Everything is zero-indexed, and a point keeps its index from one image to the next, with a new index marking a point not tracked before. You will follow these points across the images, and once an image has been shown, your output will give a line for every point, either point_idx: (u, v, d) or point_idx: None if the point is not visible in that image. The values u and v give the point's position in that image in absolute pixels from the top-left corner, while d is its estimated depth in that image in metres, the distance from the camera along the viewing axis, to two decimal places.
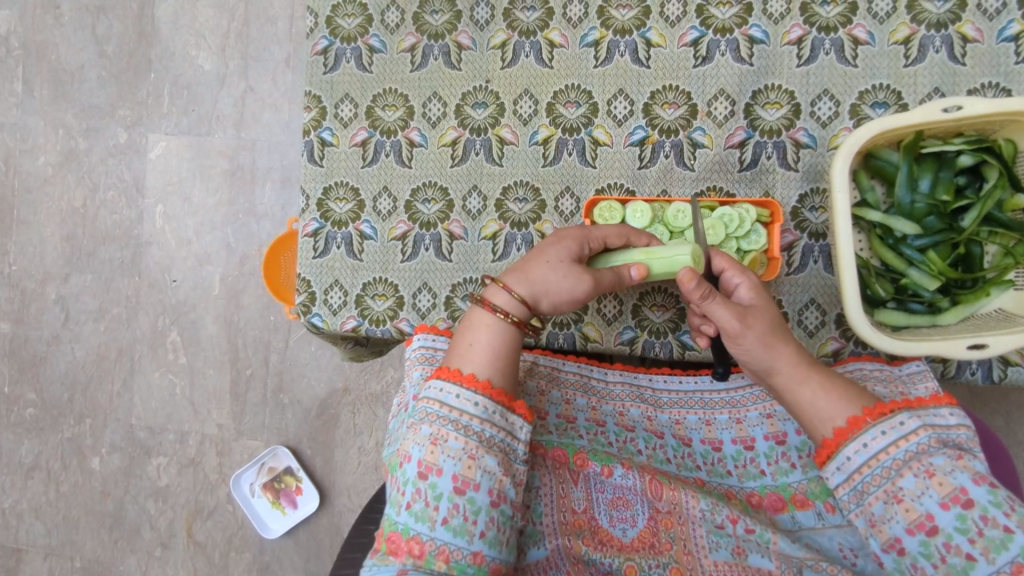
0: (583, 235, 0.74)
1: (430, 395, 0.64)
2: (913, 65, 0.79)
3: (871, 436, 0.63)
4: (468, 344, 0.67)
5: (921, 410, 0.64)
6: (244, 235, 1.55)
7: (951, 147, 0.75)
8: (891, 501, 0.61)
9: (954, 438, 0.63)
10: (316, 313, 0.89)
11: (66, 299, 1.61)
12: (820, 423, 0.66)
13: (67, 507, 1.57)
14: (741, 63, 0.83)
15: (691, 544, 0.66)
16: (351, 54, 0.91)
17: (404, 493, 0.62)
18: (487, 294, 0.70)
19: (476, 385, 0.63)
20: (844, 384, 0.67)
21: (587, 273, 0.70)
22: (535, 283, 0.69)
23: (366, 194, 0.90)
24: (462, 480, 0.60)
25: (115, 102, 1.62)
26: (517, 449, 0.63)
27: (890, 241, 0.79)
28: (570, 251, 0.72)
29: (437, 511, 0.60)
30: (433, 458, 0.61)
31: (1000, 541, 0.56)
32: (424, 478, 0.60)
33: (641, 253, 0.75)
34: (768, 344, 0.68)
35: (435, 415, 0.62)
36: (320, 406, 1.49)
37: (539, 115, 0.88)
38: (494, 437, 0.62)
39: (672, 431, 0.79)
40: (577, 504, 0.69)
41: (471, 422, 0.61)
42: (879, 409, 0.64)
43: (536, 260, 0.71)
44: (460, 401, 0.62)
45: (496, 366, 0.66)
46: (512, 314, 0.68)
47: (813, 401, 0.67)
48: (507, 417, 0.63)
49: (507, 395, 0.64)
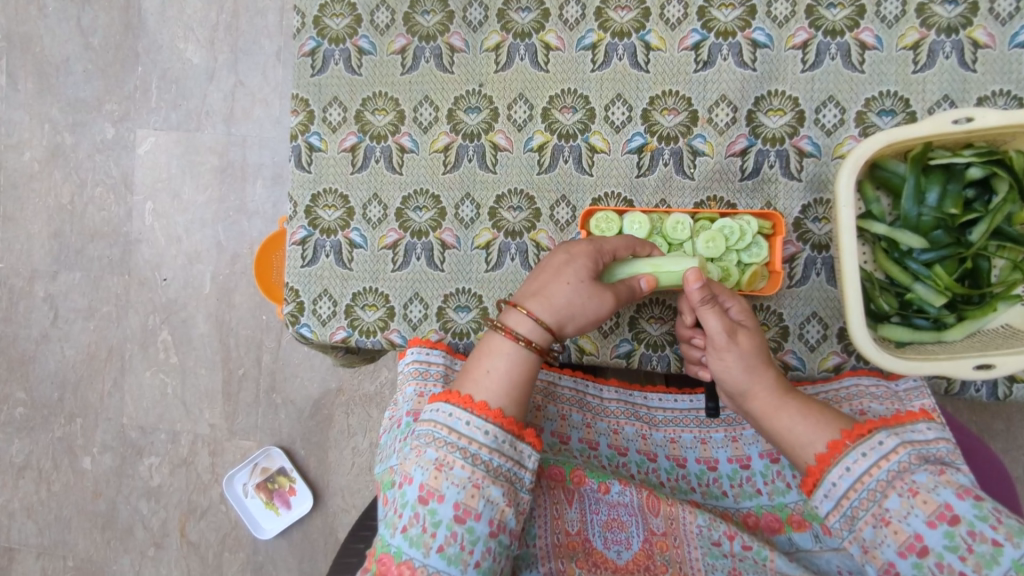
0: (596, 249, 0.70)
1: (437, 417, 0.61)
2: (921, 72, 0.77)
3: (852, 458, 0.59)
4: (484, 371, 0.64)
5: (898, 427, 0.61)
6: (236, 233, 1.52)
7: (960, 159, 0.73)
8: (880, 525, 0.57)
9: (933, 452, 0.59)
10: (304, 323, 0.87)
11: (55, 298, 1.59)
12: (801, 450, 0.64)
13: (59, 507, 1.55)
14: (743, 68, 0.80)
15: (686, 566, 0.64)
16: (340, 55, 0.88)
17: (400, 516, 0.59)
18: (507, 320, 0.66)
19: (487, 413, 0.61)
20: (823, 409, 0.65)
21: (609, 292, 0.69)
22: (560, 308, 0.67)
23: (355, 201, 0.88)
24: (464, 509, 0.57)
25: (101, 95, 1.58)
26: (523, 478, 0.61)
27: (896, 254, 0.77)
28: (588, 269, 0.69)
29: (434, 538, 0.57)
30: (437, 484, 0.58)
31: (991, 556, 0.52)
32: (425, 503, 0.58)
33: (647, 265, 0.74)
34: (749, 364, 0.67)
35: (442, 440, 0.60)
36: (314, 406, 1.47)
37: (533, 121, 0.85)
38: (501, 467, 0.60)
39: (666, 451, 0.77)
40: (571, 526, 0.67)
41: (480, 452, 0.59)
42: (857, 431, 0.61)
43: (556, 281, 0.67)
44: (470, 428, 0.60)
45: (513, 395, 0.64)
46: (535, 341, 0.65)
47: (792, 426, 0.64)
48: (516, 446, 0.61)
49: (517, 424, 0.62)
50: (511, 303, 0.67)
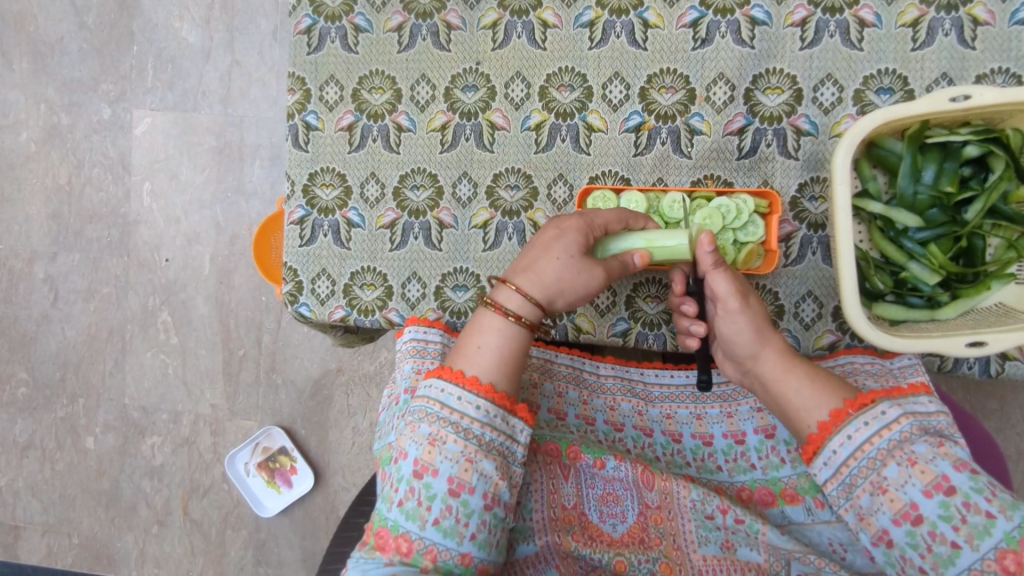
0: (586, 223, 0.71)
1: (430, 393, 0.62)
2: (920, 49, 0.76)
3: (854, 427, 0.61)
4: (476, 347, 0.65)
5: (901, 398, 0.62)
6: (234, 214, 1.52)
7: (957, 137, 0.73)
8: (877, 493, 0.58)
9: (934, 424, 0.60)
10: (303, 302, 0.87)
11: (55, 279, 1.59)
12: (806, 415, 0.64)
13: (63, 485, 1.57)
14: (742, 46, 0.80)
15: (680, 539, 0.66)
16: (336, 33, 0.88)
17: (396, 490, 0.60)
18: (497, 296, 0.67)
19: (479, 388, 0.62)
20: (829, 377, 0.66)
21: (598, 266, 0.70)
22: (549, 284, 0.68)
23: (353, 179, 0.88)
24: (458, 483, 0.58)
25: (97, 75, 1.57)
26: (515, 451, 0.62)
27: (892, 233, 0.77)
28: (578, 244, 0.69)
29: (429, 511, 0.58)
30: (430, 458, 0.59)
31: (984, 528, 0.53)
32: (419, 478, 0.59)
33: (641, 240, 0.74)
34: (759, 328, 0.69)
35: (435, 415, 0.61)
36: (314, 386, 1.48)
37: (531, 99, 0.85)
38: (493, 441, 0.61)
39: (662, 426, 0.78)
40: (567, 500, 0.68)
41: (471, 426, 0.60)
42: (862, 399, 0.62)
43: (546, 256, 0.68)
44: (462, 403, 0.61)
45: (505, 370, 0.64)
46: (525, 317, 0.67)
47: (798, 390, 0.65)
48: (508, 421, 0.62)
49: (509, 399, 0.63)
50: (500, 279, 0.68)
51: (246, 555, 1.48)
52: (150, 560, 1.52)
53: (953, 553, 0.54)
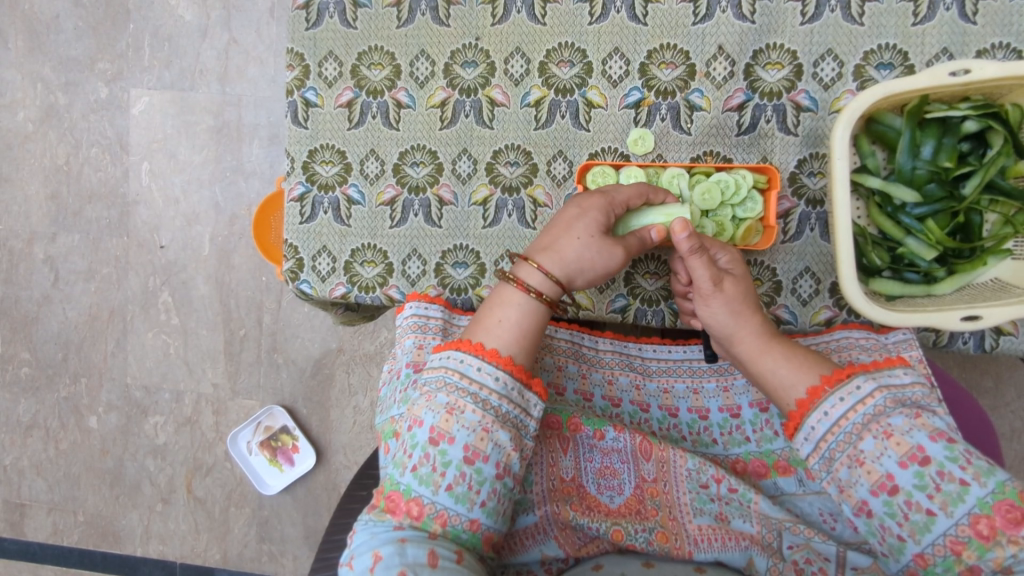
0: (608, 202, 0.72)
1: (448, 363, 0.63)
2: (922, 24, 0.76)
3: (831, 403, 0.62)
4: (497, 321, 0.66)
5: (876, 371, 0.62)
6: (233, 194, 1.52)
7: (956, 112, 0.72)
8: (855, 466, 0.59)
9: (909, 396, 0.61)
10: (304, 279, 0.88)
11: (55, 259, 1.59)
12: (784, 393, 0.66)
13: (67, 464, 1.59)
14: (742, 21, 0.79)
15: (676, 510, 0.66)
16: (335, 8, 0.87)
17: (410, 456, 0.60)
18: (518, 272, 0.69)
19: (497, 360, 0.63)
20: (806, 354, 0.67)
21: (618, 246, 0.71)
22: (570, 263, 0.69)
23: (353, 157, 0.88)
24: (473, 451, 0.59)
25: (94, 54, 1.56)
26: (528, 425, 0.63)
27: (889, 208, 0.77)
28: (598, 224, 0.71)
29: (444, 477, 0.58)
30: (447, 426, 0.60)
31: (958, 495, 0.54)
32: (435, 444, 0.59)
33: (660, 215, 0.76)
34: (734, 310, 0.70)
35: (454, 385, 0.61)
36: (315, 365, 1.49)
37: (530, 75, 0.84)
38: (509, 413, 0.62)
39: (659, 401, 0.79)
40: (565, 473, 0.68)
41: (489, 397, 0.61)
42: (837, 376, 0.63)
43: (566, 235, 0.70)
44: (481, 373, 0.62)
45: (523, 345, 0.66)
46: (545, 294, 0.68)
47: (776, 369, 0.67)
48: (524, 395, 0.63)
49: (526, 372, 0.64)
50: (523, 257, 0.70)
51: (250, 532, 1.50)
52: (155, 537, 1.54)
53: (928, 521, 0.55)
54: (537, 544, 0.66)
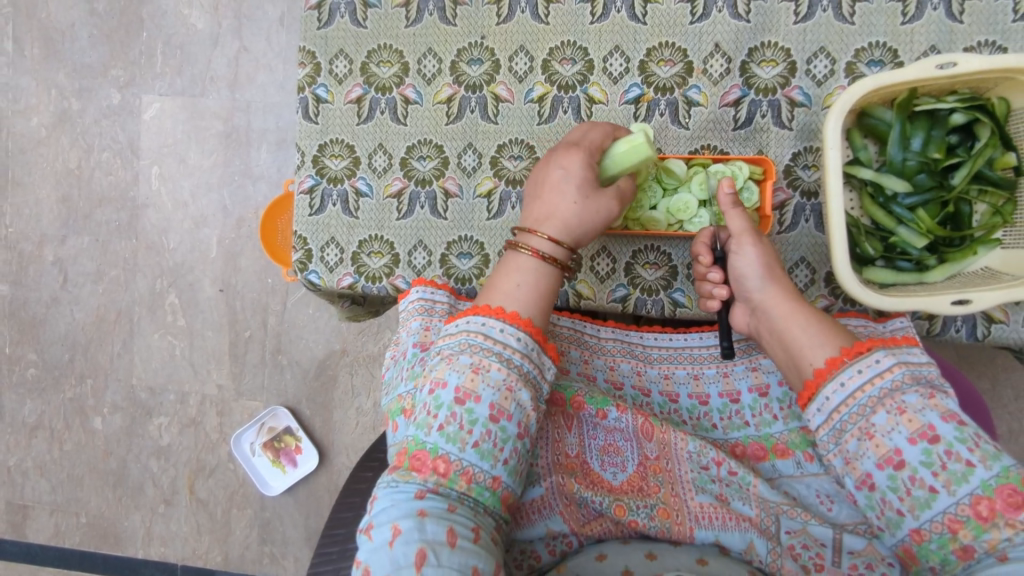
0: (587, 155, 0.75)
1: (471, 327, 0.65)
2: (910, 23, 0.79)
3: (848, 374, 0.64)
4: (514, 288, 0.69)
5: (897, 348, 0.65)
6: (241, 198, 1.55)
7: (944, 104, 0.75)
8: (864, 438, 0.61)
9: (926, 374, 0.63)
10: (312, 270, 0.90)
11: (64, 261, 1.62)
12: (808, 353, 0.67)
13: (71, 465, 1.60)
14: (738, 19, 0.82)
15: (677, 488, 0.68)
16: (346, 9, 0.91)
17: (436, 416, 0.61)
18: (530, 243, 0.72)
19: (519, 322, 0.66)
20: (833, 325, 0.69)
21: (611, 199, 0.75)
22: (575, 227, 0.73)
23: (361, 151, 0.90)
24: (498, 410, 0.61)
25: (107, 61, 1.60)
26: (543, 388, 0.66)
27: (881, 199, 0.79)
28: (587, 181, 0.74)
29: (470, 434, 0.60)
30: (473, 385, 0.61)
31: (962, 474, 0.56)
32: (461, 403, 0.61)
33: (624, 144, 0.75)
34: (768, 269, 0.73)
35: (478, 346, 0.64)
36: (318, 366, 1.51)
37: (534, 73, 0.87)
38: (529, 372, 0.64)
39: (660, 387, 0.81)
40: (570, 449, 0.70)
41: (513, 356, 0.64)
42: (857, 348, 0.65)
43: (562, 200, 0.73)
44: (504, 334, 0.65)
45: (540, 308, 0.69)
46: (558, 259, 0.72)
47: (803, 329, 0.69)
48: (541, 357, 0.66)
49: (544, 335, 0.67)
50: (529, 231, 0.73)
51: (251, 534, 1.51)
52: (157, 539, 1.55)
53: (930, 497, 0.57)
54: (542, 519, 0.66)
